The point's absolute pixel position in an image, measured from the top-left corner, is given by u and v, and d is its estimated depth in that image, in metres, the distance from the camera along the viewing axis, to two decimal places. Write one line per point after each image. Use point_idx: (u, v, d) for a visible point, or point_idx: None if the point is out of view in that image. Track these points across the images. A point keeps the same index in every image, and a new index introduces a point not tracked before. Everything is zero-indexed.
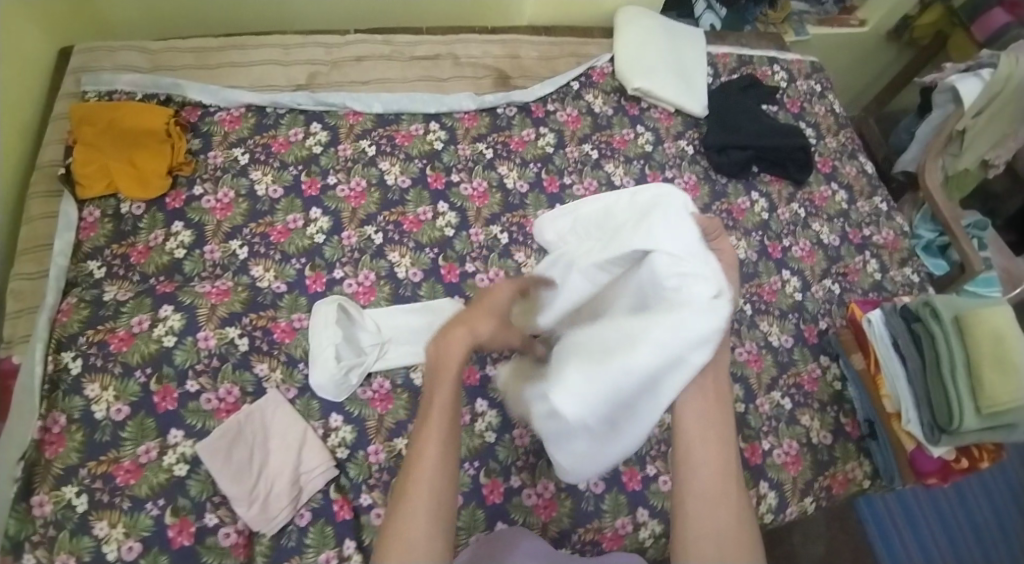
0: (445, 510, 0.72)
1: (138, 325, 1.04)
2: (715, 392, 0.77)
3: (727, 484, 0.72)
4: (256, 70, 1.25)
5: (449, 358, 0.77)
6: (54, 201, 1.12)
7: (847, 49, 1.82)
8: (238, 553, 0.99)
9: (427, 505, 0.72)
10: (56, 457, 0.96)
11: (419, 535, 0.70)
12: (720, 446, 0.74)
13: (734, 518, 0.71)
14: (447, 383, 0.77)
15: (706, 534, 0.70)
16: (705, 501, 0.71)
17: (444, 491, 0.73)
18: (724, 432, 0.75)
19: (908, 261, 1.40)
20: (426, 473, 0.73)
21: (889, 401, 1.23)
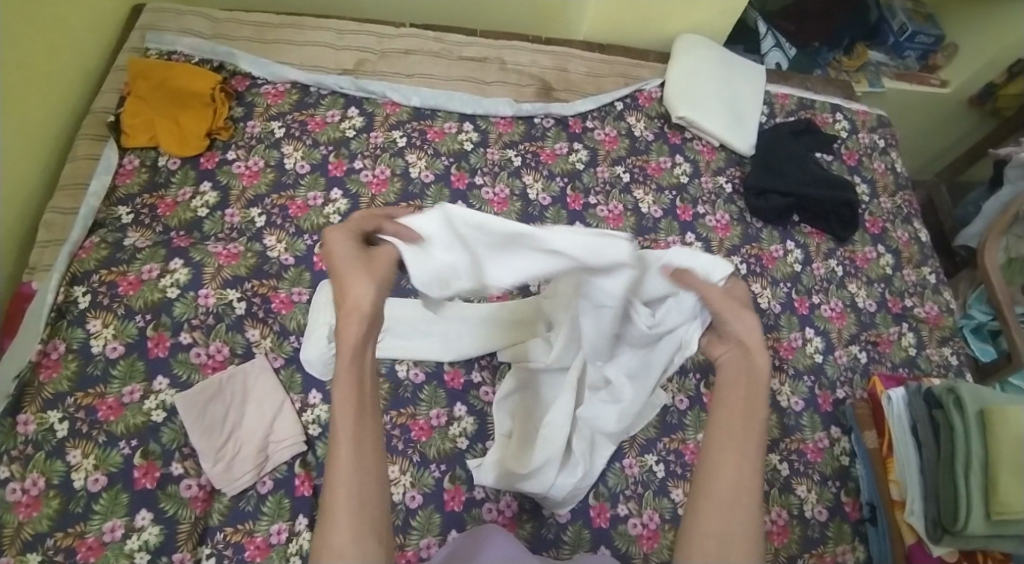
0: (370, 504, 0.70)
1: (147, 272, 1.09)
2: (751, 400, 0.78)
3: (744, 495, 0.74)
4: (306, 50, 1.31)
5: (347, 333, 0.73)
6: (100, 144, 1.18)
7: (924, 110, 1.75)
8: (195, 506, 0.98)
9: (348, 515, 0.69)
10: (49, 381, 1.00)
11: (345, 538, 0.68)
12: (737, 460, 0.75)
13: (743, 527, 0.72)
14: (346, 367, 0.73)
15: (713, 535, 0.73)
16: (719, 507, 0.73)
17: (367, 493, 0.70)
18: (747, 444, 0.76)
19: (947, 341, 1.31)
20: (343, 470, 0.70)
21: (897, 487, 1.12)
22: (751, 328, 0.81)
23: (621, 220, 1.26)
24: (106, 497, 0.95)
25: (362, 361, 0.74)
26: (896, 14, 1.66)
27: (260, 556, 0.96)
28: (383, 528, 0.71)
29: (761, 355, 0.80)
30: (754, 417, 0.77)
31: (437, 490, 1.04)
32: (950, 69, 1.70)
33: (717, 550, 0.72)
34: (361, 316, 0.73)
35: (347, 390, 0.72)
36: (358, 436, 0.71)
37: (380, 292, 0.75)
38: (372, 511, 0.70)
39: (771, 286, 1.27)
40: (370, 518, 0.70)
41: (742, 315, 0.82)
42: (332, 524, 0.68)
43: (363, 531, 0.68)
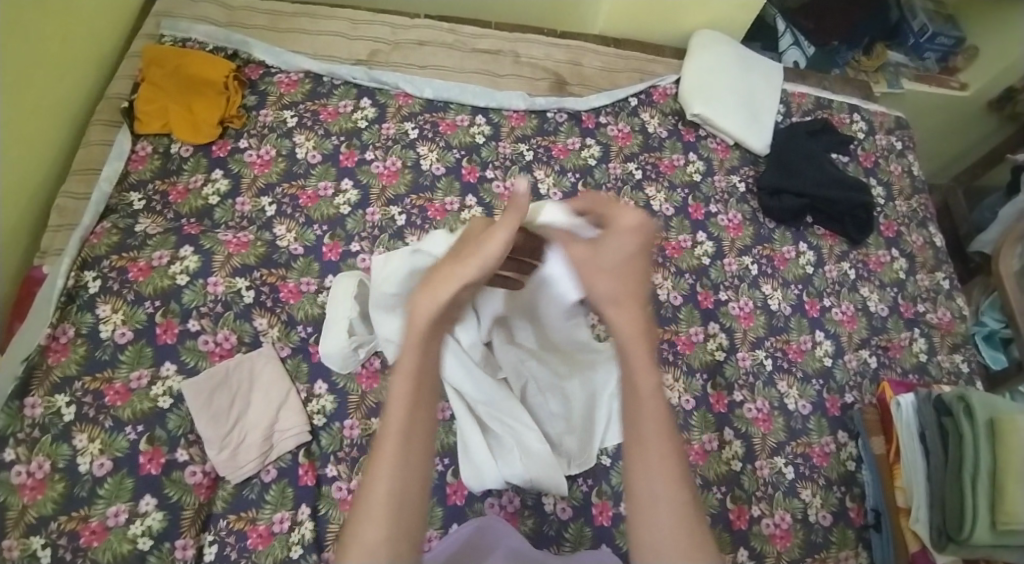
0: (409, 507, 0.74)
1: (158, 259, 1.09)
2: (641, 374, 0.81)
3: (661, 460, 0.77)
4: (321, 40, 1.31)
5: (421, 323, 0.79)
6: (112, 130, 1.18)
7: (943, 112, 1.72)
8: (199, 493, 0.99)
9: (386, 513, 0.72)
10: (58, 365, 1.01)
11: (379, 534, 0.72)
12: (644, 436, 0.79)
13: (669, 497, 0.76)
14: (414, 360, 0.78)
15: (641, 516, 0.76)
16: (640, 503, 0.77)
17: (407, 494, 0.74)
18: (648, 429, 0.79)
19: (959, 348, 1.29)
20: (386, 464, 0.74)
21: (902, 494, 1.12)
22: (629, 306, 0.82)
23: None
24: (112, 482, 0.97)
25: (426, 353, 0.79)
26: (917, 15, 1.62)
27: (263, 543, 0.97)
28: (416, 529, 0.74)
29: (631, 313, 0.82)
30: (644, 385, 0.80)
31: (440, 483, 1.05)
32: (971, 71, 1.67)
33: (649, 527, 0.75)
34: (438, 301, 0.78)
35: (406, 381, 0.77)
36: (408, 436, 0.76)
37: (471, 279, 0.79)
38: (407, 514, 0.73)
39: (781, 287, 1.26)
40: (404, 519, 0.73)
41: (597, 280, 0.83)
42: (369, 519, 0.72)
43: (398, 533, 0.72)
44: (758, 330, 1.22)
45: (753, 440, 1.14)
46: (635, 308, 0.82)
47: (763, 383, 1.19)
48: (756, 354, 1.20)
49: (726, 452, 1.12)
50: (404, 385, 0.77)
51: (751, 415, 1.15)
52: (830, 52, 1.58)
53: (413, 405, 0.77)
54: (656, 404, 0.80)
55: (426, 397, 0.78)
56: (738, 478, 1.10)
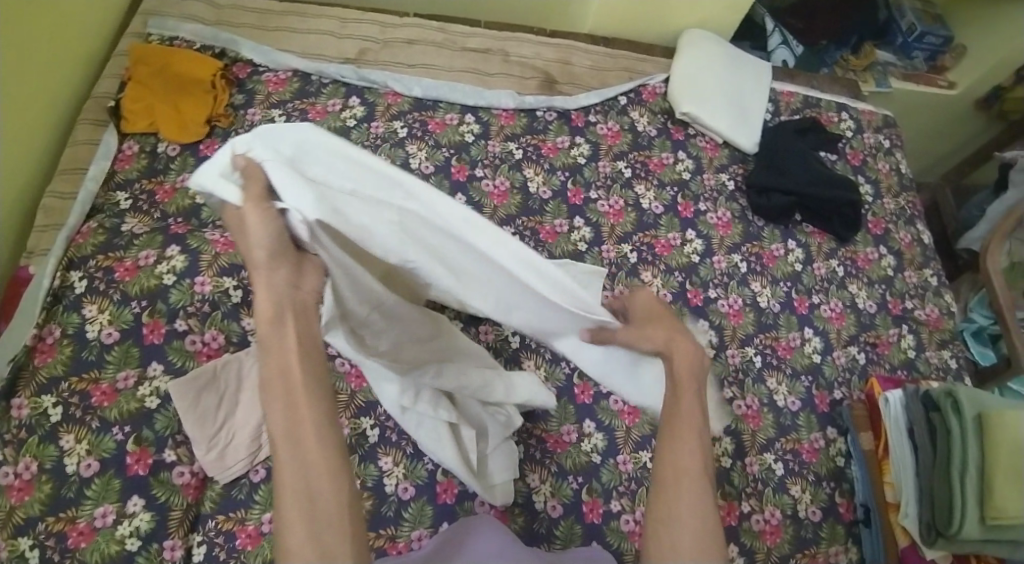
0: (319, 497, 0.69)
1: (144, 258, 1.08)
2: (677, 391, 0.85)
3: (686, 474, 0.79)
4: (309, 38, 1.30)
5: (261, 306, 0.70)
6: (100, 130, 1.16)
7: (930, 112, 1.72)
8: (187, 494, 1.00)
9: (299, 515, 0.68)
10: (43, 366, 1.00)
11: (297, 538, 0.67)
12: (675, 446, 0.81)
13: (693, 506, 0.77)
14: (266, 346, 0.71)
15: (664, 521, 0.77)
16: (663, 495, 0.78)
17: (316, 490, 0.69)
18: (683, 428, 0.82)
19: (947, 344, 1.30)
20: (286, 472, 0.69)
21: (890, 490, 1.13)
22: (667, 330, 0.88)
23: (622, 215, 1.26)
24: (99, 483, 0.96)
25: (282, 342, 0.71)
26: (905, 14, 1.63)
27: (252, 543, 0.98)
28: (339, 519, 0.69)
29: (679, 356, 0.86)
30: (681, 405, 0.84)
31: (430, 482, 1.06)
32: (958, 71, 1.67)
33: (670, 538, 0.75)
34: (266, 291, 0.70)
35: (271, 381, 0.71)
36: (291, 428, 0.70)
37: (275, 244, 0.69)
38: (321, 509, 0.69)
39: (770, 285, 1.27)
40: (323, 515, 0.68)
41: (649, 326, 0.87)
42: (286, 529, 0.68)
43: (316, 531, 0.68)
44: (748, 328, 1.23)
45: (742, 437, 1.14)
46: (679, 341, 0.87)
47: (753, 379, 1.19)
48: (745, 352, 1.20)
49: (717, 450, 1.12)
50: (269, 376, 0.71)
51: (741, 412, 1.16)
52: (818, 51, 1.59)
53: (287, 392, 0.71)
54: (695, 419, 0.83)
55: (301, 386, 0.71)
56: (728, 475, 1.11)
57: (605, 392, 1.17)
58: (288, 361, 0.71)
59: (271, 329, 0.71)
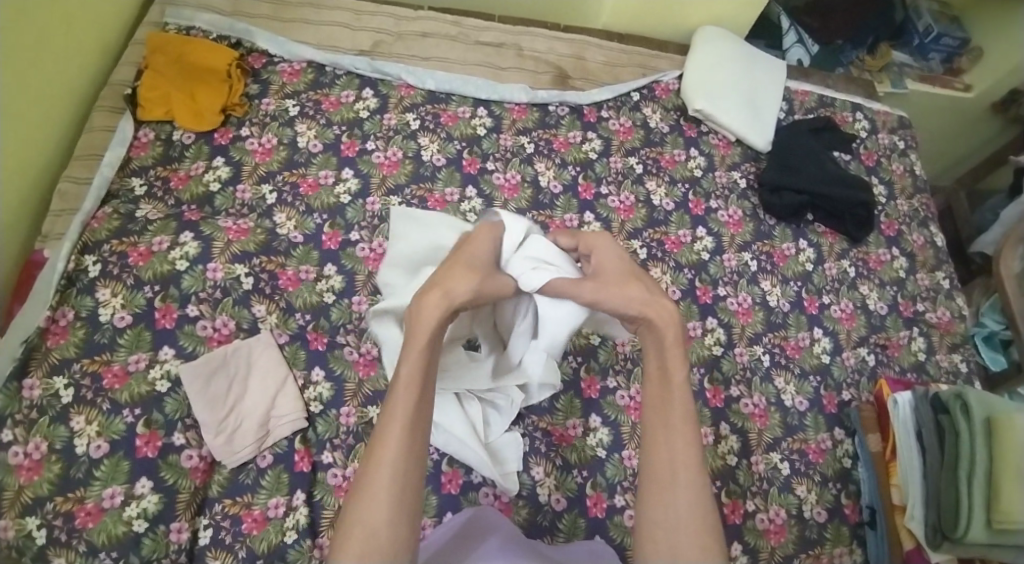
0: (409, 491, 0.77)
1: (158, 245, 1.09)
2: (666, 371, 0.87)
3: (677, 470, 0.82)
4: (324, 30, 1.31)
5: (427, 317, 0.82)
6: (116, 117, 1.18)
7: (945, 114, 1.70)
8: (195, 477, 1.01)
9: (388, 501, 0.76)
10: (56, 347, 1.02)
11: (383, 520, 0.75)
12: (666, 435, 0.84)
13: (686, 503, 0.81)
14: (415, 347, 0.81)
15: (657, 520, 0.81)
16: (662, 488, 0.82)
17: (408, 484, 0.78)
18: (673, 416, 0.85)
19: (958, 348, 1.29)
20: (389, 455, 0.77)
21: (897, 491, 1.13)
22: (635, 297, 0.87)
23: (632, 211, 1.26)
24: (108, 464, 0.98)
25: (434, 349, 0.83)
26: (922, 15, 1.61)
27: (257, 528, 1.00)
28: (413, 517, 0.78)
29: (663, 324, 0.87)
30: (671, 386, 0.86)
31: (435, 472, 1.07)
32: (974, 73, 1.66)
33: (664, 536, 0.80)
34: (447, 307, 0.82)
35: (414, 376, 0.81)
36: (411, 423, 0.79)
37: (476, 289, 0.84)
38: (406, 503, 0.77)
39: (780, 284, 1.26)
40: (403, 507, 0.77)
41: (627, 290, 0.87)
42: (371, 504, 0.75)
43: (398, 521, 0.75)
44: (756, 326, 1.22)
45: (749, 435, 1.14)
46: (659, 307, 0.88)
47: (760, 378, 1.19)
48: (753, 350, 1.20)
49: (722, 447, 1.12)
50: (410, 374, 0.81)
51: (748, 411, 1.16)
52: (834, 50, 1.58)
53: (421, 394, 0.81)
54: (682, 395, 0.86)
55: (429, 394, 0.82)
56: (733, 472, 1.11)
57: (612, 388, 1.17)
58: (429, 368, 0.82)
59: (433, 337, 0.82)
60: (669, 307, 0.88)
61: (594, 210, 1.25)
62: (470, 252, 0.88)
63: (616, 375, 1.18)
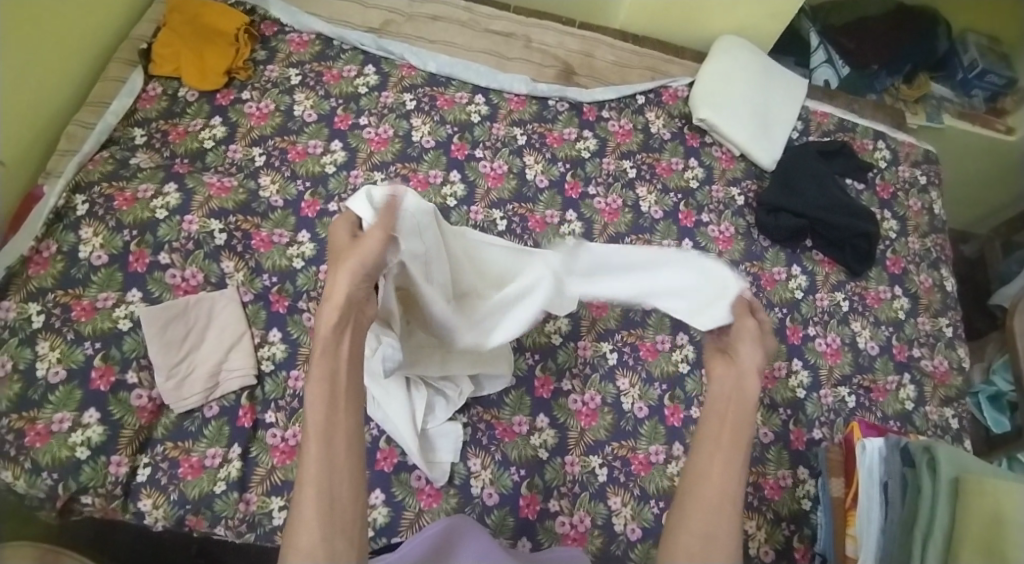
0: (339, 496, 0.78)
1: (143, 192, 1.13)
2: (733, 416, 0.91)
3: (726, 499, 0.86)
4: (339, 5, 1.34)
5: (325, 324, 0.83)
6: (128, 69, 1.24)
7: (983, 158, 1.58)
8: (141, 416, 1.04)
9: (319, 514, 0.77)
10: (35, 276, 1.07)
11: (312, 533, 0.76)
12: (724, 466, 0.88)
13: (725, 529, 0.85)
14: (319, 360, 0.83)
15: (697, 537, 0.84)
16: (708, 506, 0.86)
17: (336, 489, 0.79)
18: (734, 454, 0.89)
19: (951, 402, 1.19)
20: (313, 466, 0.78)
21: (851, 543, 1.04)
22: (752, 358, 0.93)
23: (618, 215, 1.22)
24: (62, 391, 1.02)
25: (336, 355, 0.84)
26: (969, 49, 1.51)
27: (193, 474, 1.03)
28: (353, 521, 0.79)
29: (752, 385, 0.92)
30: (739, 430, 0.90)
31: (372, 447, 1.07)
32: (1018, 116, 1.54)
33: (701, 549, 0.84)
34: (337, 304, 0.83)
35: (319, 387, 0.82)
36: (327, 432, 0.81)
37: (355, 276, 0.83)
38: (340, 512, 0.78)
39: (764, 308, 1.20)
40: (339, 515, 0.78)
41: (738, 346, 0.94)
42: (303, 522, 0.76)
43: (332, 531, 0.77)
44: None
45: None
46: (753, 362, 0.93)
47: None
48: None
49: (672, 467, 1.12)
50: (315, 386, 0.82)
51: None
52: (867, 76, 1.48)
53: (327, 402, 0.82)
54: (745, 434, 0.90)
55: (343, 396, 0.83)
56: None
57: (565, 390, 1.15)
58: (335, 372, 0.83)
59: (329, 344, 0.84)
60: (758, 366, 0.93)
61: (577, 210, 1.22)
62: (333, 248, 0.87)
63: (571, 377, 1.16)
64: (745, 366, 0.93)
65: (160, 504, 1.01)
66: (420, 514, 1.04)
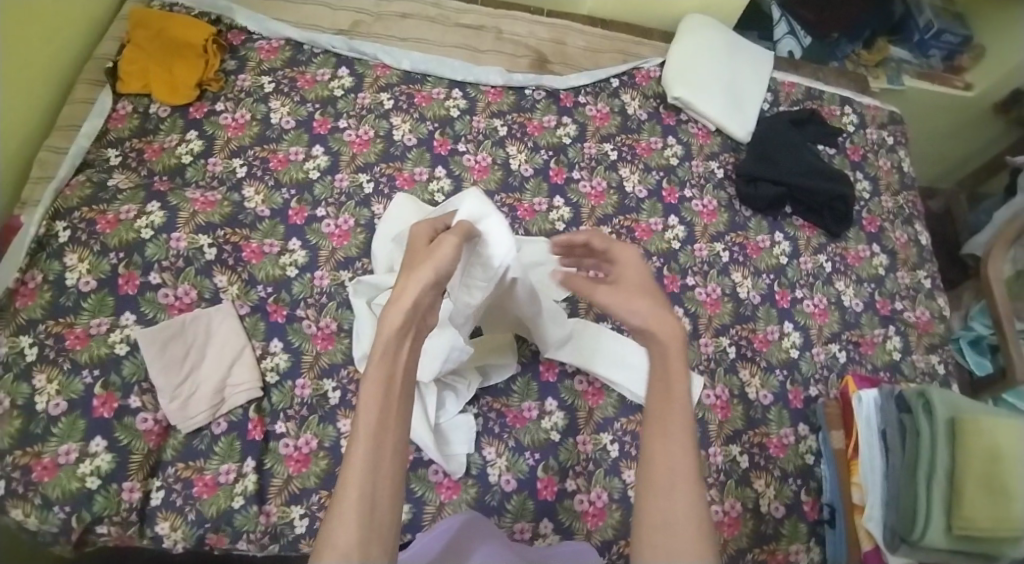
0: (381, 504, 0.71)
1: (125, 213, 1.11)
2: (667, 391, 0.78)
3: (681, 482, 0.74)
4: (305, 10, 1.33)
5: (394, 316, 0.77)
6: (96, 89, 1.21)
7: (946, 114, 1.64)
8: (149, 440, 1.02)
9: (358, 517, 0.70)
10: (23, 308, 1.05)
11: (350, 539, 0.68)
12: (667, 449, 0.75)
13: (687, 514, 0.73)
14: (382, 354, 0.76)
15: (659, 528, 0.73)
16: (660, 499, 0.74)
17: (379, 495, 0.72)
18: (674, 424, 0.77)
19: (936, 349, 1.25)
20: (358, 467, 0.71)
21: (858, 491, 1.09)
22: (654, 317, 0.82)
23: (603, 198, 1.25)
24: (65, 423, 1.00)
25: (396, 352, 0.77)
26: (923, 10, 1.57)
27: (208, 492, 1.02)
28: (389, 533, 0.72)
29: (676, 347, 0.80)
30: (672, 401, 0.78)
31: None
32: (976, 71, 1.59)
33: (667, 541, 0.72)
34: (405, 306, 0.77)
35: (378, 381, 0.75)
36: (379, 430, 0.73)
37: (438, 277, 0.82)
38: (378, 518, 0.71)
39: (752, 276, 1.24)
40: (379, 521, 0.71)
41: (633, 300, 0.84)
42: (340, 522, 0.69)
43: (370, 538, 0.70)
44: (724, 318, 1.20)
45: (707, 427, 1.12)
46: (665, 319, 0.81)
47: (724, 370, 1.17)
48: (719, 341, 1.18)
49: None
50: (371, 380, 0.75)
51: (708, 402, 1.13)
52: (828, 44, 1.55)
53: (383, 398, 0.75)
54: (684, 402, 0.78)
55: (398, 397, 0.76)
56: None
57: (570, 372, 1.16)
58: (395, 371, 0.77)
59: (393, 340, 0.77)
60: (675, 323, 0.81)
61: (564, 195, 1.24)
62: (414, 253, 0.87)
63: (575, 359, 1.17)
64: (653, 323, 0.81)
65: (178, 526, 1.00)
66: (441, 508, 1.05)
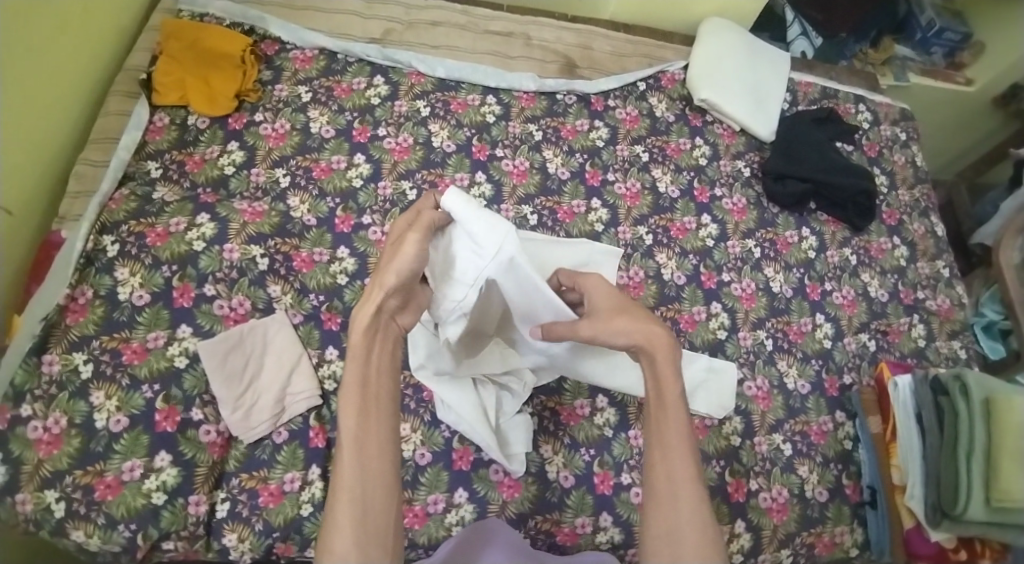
0: (373, 504, 0.76)
1: (175, 225, 1.10)
2: (662, 401, 0.84)
3: (678, 489, 0.81)
4: (336, 18, 1.33)
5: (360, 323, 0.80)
6: (131, 101, 1.19)
7: (950, 107, 1.73)
8: (213, 451, 1.02)
9: (353, 523, 0.75)
10: (75, 325, 1.03)
11: (348, 543, 0.74)
12: (665, 458, 0.82)
13: (688, 516, 0.80)
14: (354, 362, 0.80)
15: (661, 533, 0.80)
16: (664, 507, 0.81)
17: (371, 497, 0.76)
18: (672, 434, 0.83)
19: (957, 334, 1.32)
20: (347, 474, 0.76)
21: (897, 472, 1.15)
22: (644, 331, 0.85)
23: (639, 198, 1.28)
24: (128, 438, 0.99)
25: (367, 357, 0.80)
26: (925, 9, 1.63)
27: (274, 502, 1.02)
28: (387, 532, 0.76)
29: (665, 357, 0.84)
30: (665, 412, 0.83)
31: (446, 449, 1.09)
32: (977, 66, 1.68)
33: (670, 544, 0.79)
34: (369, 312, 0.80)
35: (353, 389, 0.79)
36: (360, 436, 0.78)
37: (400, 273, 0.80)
38: (374, 520, 0.76)
39: (783, 270, 1.29)
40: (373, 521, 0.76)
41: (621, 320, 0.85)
42: (336, 529, 0.74)
43: (366, 539, 0.75)
44: (760, 311, 1.24)
45: (752, 417, 1.16)
46: (655, 331, 0.85)
47: (764, 361, 1.21)
48: (757, 334, 1.22)
49: (726, 428, 1.14)
50: (348, 387, 0.79)
51: (751, 393, 1.17)
52: (837, 44, 1.62)
53: (360, 406, 0.79)
54: (679, 411, 0.83)
55: (375, 401, 0.80)
56: (737, 452, 1.13)
57: None
58: (367, 376, 0.80)
59: (362, 347, 0.80)
60: (663, 332, 0.85)
61: (601, 196, 1.27)
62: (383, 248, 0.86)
63: None
64: (644, 334, 0.85)
65: (246, 537, 1.00)
66: (505, 506, 1.07)
